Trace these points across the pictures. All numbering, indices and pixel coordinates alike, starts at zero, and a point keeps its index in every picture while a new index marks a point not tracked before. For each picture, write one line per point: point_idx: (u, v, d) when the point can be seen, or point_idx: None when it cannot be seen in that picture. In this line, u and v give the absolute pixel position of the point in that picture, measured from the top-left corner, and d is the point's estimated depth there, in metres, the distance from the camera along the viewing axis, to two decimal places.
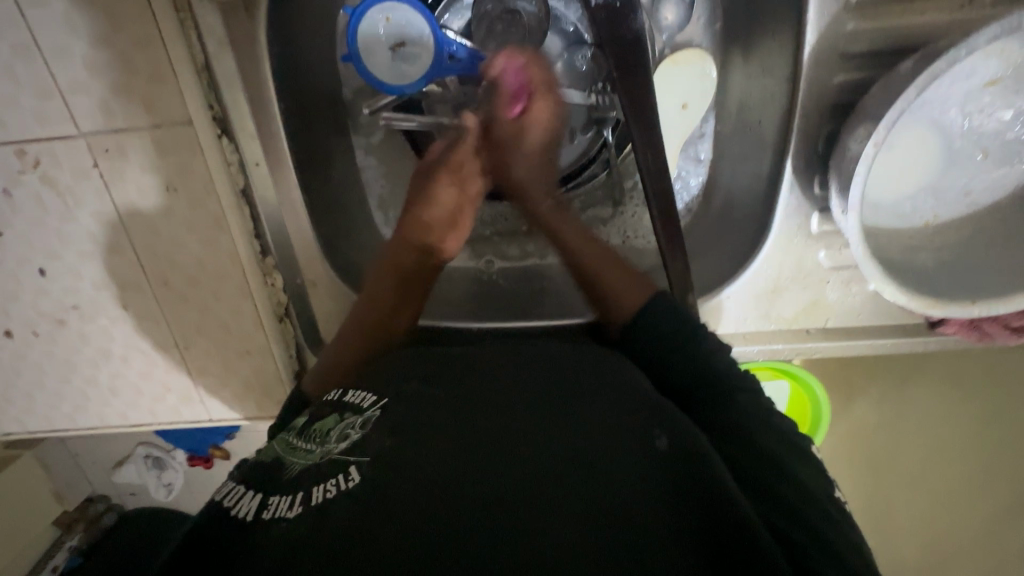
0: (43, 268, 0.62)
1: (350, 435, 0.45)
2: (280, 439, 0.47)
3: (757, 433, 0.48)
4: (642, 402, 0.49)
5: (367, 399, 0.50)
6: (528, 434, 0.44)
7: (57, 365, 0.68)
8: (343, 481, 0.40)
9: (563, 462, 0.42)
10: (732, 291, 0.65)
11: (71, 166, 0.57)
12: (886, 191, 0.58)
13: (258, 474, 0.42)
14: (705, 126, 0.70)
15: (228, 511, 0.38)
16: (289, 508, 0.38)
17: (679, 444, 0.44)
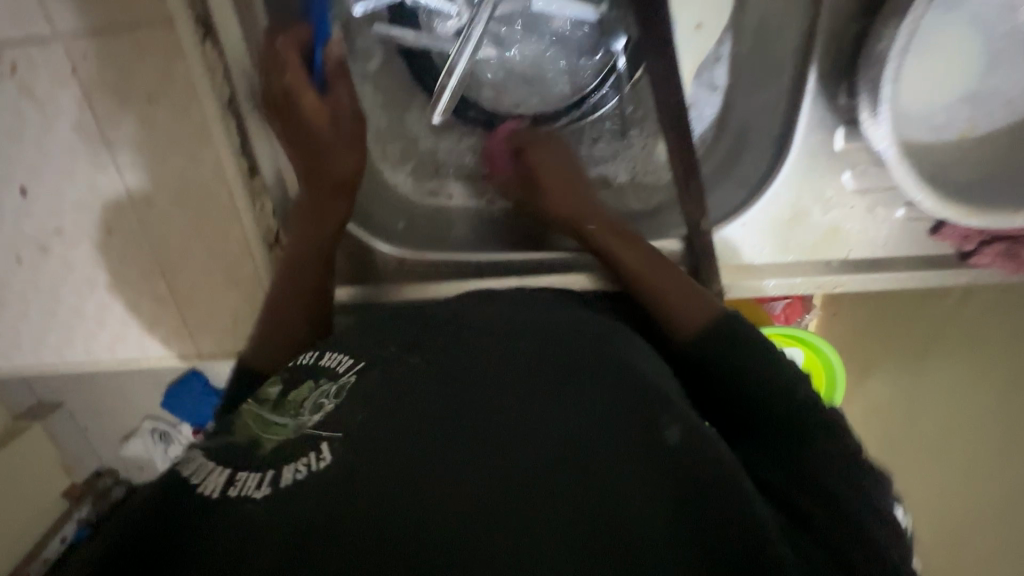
0: (24, 186, 0.59)
1: (323, 405, 0.42)
2: (249, 411, 0.44)
3: (780, 429, 0.45)
4: (647, 383, 0.41)
5: (343, 364, 0.46)
6: (512, 422, 0.37)
7: (43, 295, 0.66)
8: (315, 461, 0.36)
9: (559, 460, 0.35)
10: (748, 217, 0.61)
11: (48, 72, 0.54)
12: (920, 100, 0.53)
13: (229, 449, 0.39)
14: (721, 49, 0.65)
15: (193, 490, 0.36)
16: (256, 489, 0.35)
17: (691, 439, 0.37)
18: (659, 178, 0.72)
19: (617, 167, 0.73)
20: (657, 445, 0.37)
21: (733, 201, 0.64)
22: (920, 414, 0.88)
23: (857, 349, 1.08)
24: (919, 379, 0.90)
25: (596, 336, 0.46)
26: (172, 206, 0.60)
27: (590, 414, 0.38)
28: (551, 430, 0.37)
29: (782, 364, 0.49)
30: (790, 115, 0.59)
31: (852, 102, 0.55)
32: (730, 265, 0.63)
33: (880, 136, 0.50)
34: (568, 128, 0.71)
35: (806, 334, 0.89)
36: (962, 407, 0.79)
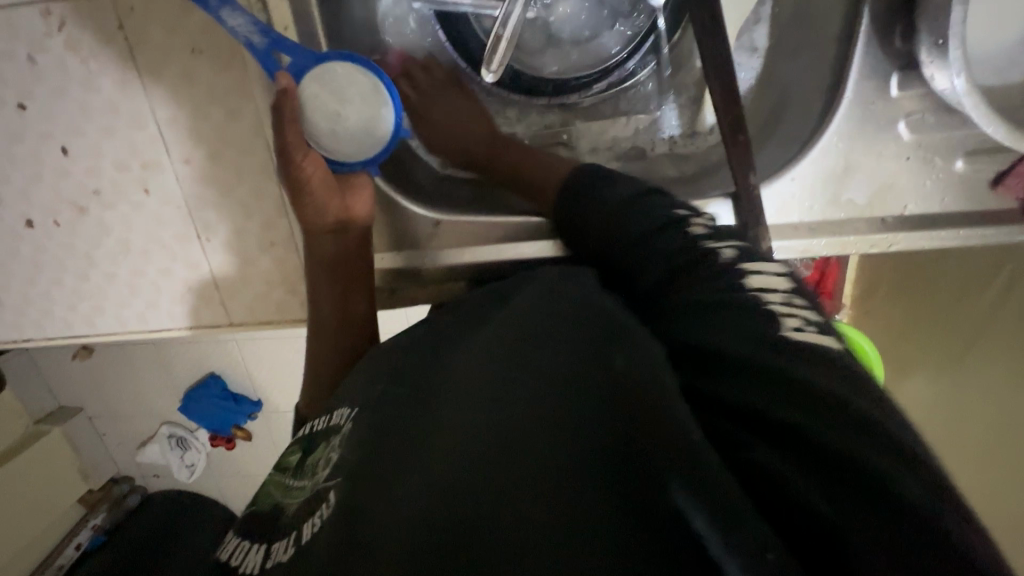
0: (65, 146, 0.60)
1: (330, 458, 0.37)
2: (278, 483, 0.41)
3: (749, 345, 0.34)
4: (598, 327, 0.35)
5: (345, 416, 0.41)
6: (469, 399, 0.33)
7: (77, 260, 0.66)
8: (326, 510, 0.32)
9: (489, 470, 0.28)
10: (797, 172, 0.59)
11: (95, 26, 0.55)
12: (983, 43, 0.51)
13: (260, 528, 0.37)
14: (762, 9, 0.65)
15: (237, 573, 0.35)
16: (284, 552, 0.32)
17: (634, 375, 0.30)
18: (697, 144, 0.70)
19: (654, 137, 0.70)
20: (601, 401, 0.30)
21: (780, 160, 0.62)
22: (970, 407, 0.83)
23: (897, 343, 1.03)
24: (965, 372, 0.85)
25: (539, 295, 0.40)
26: (209, 164, 0.60)
27: (532, 379, 0.32)
28: (489, 400, 0.32)
29: (765, 291, 0.39)
30: (839, 64, 0.57)
31: (906, 45, 0.54)
32: (777, 223, 0.61)
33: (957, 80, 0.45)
34: (605, 94, 0.71)
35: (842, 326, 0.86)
36: (997, 398, 0.77)
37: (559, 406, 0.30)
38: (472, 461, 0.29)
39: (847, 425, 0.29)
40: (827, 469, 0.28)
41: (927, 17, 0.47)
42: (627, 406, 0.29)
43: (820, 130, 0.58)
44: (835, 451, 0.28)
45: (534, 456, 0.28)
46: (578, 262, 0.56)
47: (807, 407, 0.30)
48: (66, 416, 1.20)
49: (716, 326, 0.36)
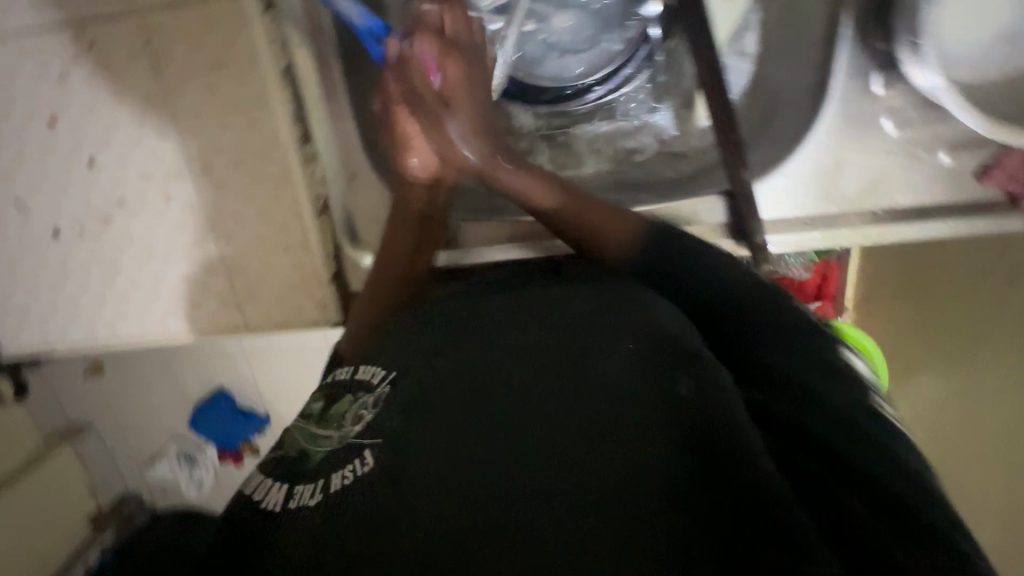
0: (93, 157, 0.63)
1: (363, 416, 0.46)
2: (297, 427, 0.48)
3: (776, 362, 0.44)
4: (642, 368, 0.46)
5: (376, 375, 0.50)
6: (551, 412, 0.44)
7: (101, 267, 0.69)
8: (360, 466, 0.42)
9: (552, 461, 0.41)
10: (789, 168, 0.62)
11: (124, 45, 0.58)
12: (960, 43, 0.53)
13: (288, 464, 0.44)
14: (750, 16, 0.66)
15: (258, 505, 0.42)
16: (311, 499, 0.41)
17: (700, 395, 0.43)
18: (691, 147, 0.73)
19: (646, 138, 0.74)
20: (666, 401, 0.43)
21: (773, 157, 0.64)
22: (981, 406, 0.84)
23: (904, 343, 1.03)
24: (973, 375, 0.86)
25: (608, 315, 0.51)
26: (228, 171, 0.63)
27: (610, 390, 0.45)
28: (581, 408, 0.44)
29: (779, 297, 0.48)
30: (825, 65, 0.60)
31: (888, 46, 0.57)
32: (772, 218, 0.63)
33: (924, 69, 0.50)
34: (601, 102, 0.74)
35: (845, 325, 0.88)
36: (1015, 401, 0.77)
37: (637, 414, 0.43)
38: (572, 444, 0.42)
39: (846, 440, 0.38)
40: (822, 461, 0.38)
41: (905, 18, 0.50)
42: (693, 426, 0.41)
43: (809, 128, 0.61)
44: (830, 456, 0.37)
45: (610, 446, 0.41)
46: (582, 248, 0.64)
47: (821, 421, 0.39)
48: (77, 432, 1.22)
49: (755, 346, 0.46)
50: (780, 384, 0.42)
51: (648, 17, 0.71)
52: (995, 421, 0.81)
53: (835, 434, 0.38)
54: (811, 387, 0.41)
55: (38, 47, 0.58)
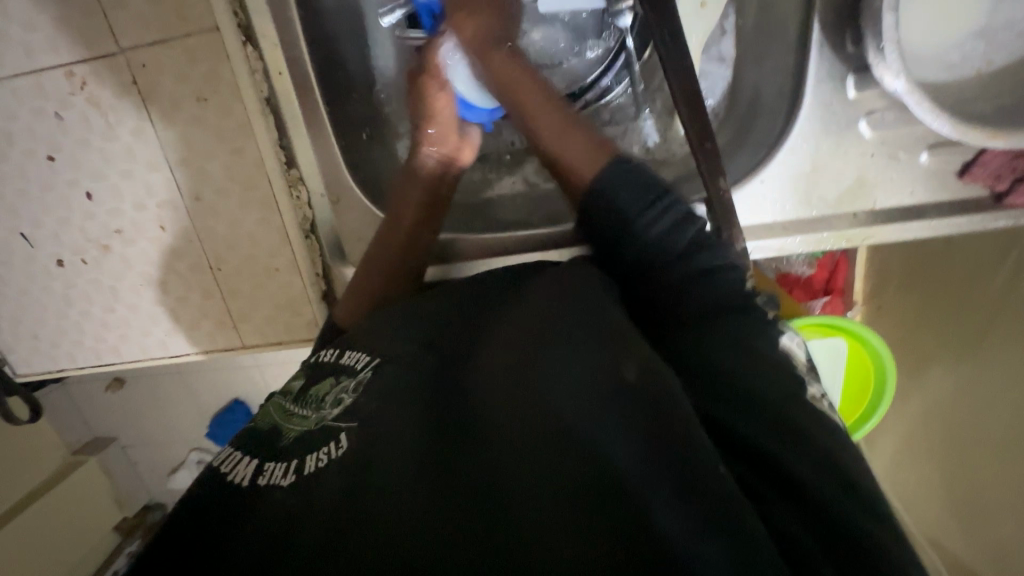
0: (90, 190, 0.66)
1: (343, 400, 0.45)
2: (276, 405, 0.48)
3: (728, 363, 0.41)
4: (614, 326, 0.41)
5: (360, 360, 0.49)
6: (511, 393, 0.39)
7: (104, 294, 0.72)
8: (332, 450, 0.40)
9: (514, 435, 0.36)
10: (768, 174, 0.61)
11: (112, 82, 0.61)
12: (923, 42, 0.54)
13: (258, 441, 0.44)
14: (727, 22, 0.67)
15: (225, 477, 0.40)
16: (283, 477, 0.40)
17: (648, 380, 0.36)
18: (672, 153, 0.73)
19: (630, 145, 0.74)
20: (621, 392, 0.35)
21: (752, 163, 0.64)
22: (990, 408, 0.82)
23: (909, 338, 1.02)
24: (981, 372, 0.84)
25: (576, 297, 0.44)
26: (216, 199, 0.66)
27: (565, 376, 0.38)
28: (536, 395, 0.37)
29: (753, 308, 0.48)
30: (798, 71, 0.60)
31: (858, 49, 0.57)
32: (751, 224, 0.63)
33: (890, 69, 0.49)
34: (583, 112, 0.74)
35: (852, 321, 0.85)
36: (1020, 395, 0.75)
37: (594, 402, 0.36)
38: (521, 427, 0.36)
39: (814, 474, 0.35)
40: (785, 495, 0.34)
41: (872, 23, 0.50)
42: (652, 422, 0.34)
43: (785, 134, 0.61)
44: (789, 478, 0.35)
45: (567, 436, 0.34)
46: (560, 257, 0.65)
47: (779, 442, 0.36)
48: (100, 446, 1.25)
49: (709, 342, 0.43)
50: (741, 402, 0.38)
51: (622, 25, 0.69)
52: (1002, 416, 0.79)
53: (784, 450, 0.36)
54: (763, 397, 0.39)
55: (31, 88, 0.61)
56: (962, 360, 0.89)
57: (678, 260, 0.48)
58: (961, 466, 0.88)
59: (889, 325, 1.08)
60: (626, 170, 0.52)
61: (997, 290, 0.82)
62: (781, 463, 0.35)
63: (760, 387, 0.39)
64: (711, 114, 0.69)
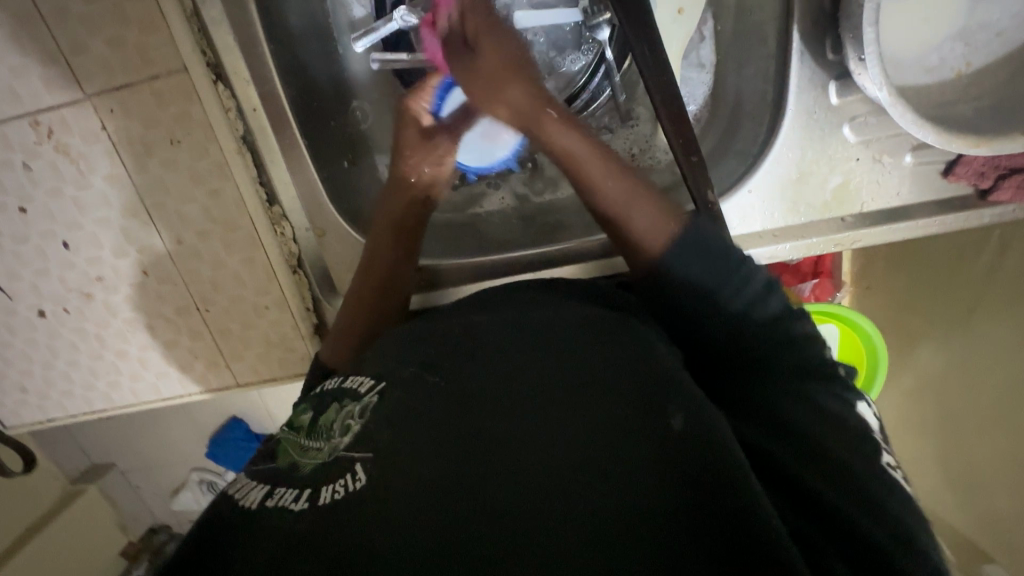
0: (66, 240, 0.64)
1: (350, 427, 0.43)
2: (287, 439, 0.45)
3: (780, 403, 0.43)
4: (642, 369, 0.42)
5: (365, 383, 0.47)
6: (555, 434, 0.38)
7: (88, 341, 0.70)
8: (351, 481, 0.37)
9: (540, 463, 0.36)
10: (755, 183, 0.61)
11: (80, 130, 0.59)
12: (903, 47, 0.54)
13: (270, 473, 0.41)
14: (704, 28, 0.67)
15: (237, 503, 0.38)
16: (294, 502, 0.37)
17: (699, 429, 0.37)
18: (660, 160, 0.71)
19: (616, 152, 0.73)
20: (664, 433, 0.37)
21: (737, 172, 0.63)
22: (980, 389, 0.84)
23: (895, 321, 1.03)
24: (969, 341, 0.86)
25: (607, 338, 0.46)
26: (198, 240, 0.64)
27: (622, 422, 0.38)
28: (575, 437, 0.37)
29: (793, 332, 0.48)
30: (779, 79, 0.60)
31: (838, 56, 0.57)
32: (741, 233, 0.62)
33: (872, 80, 0.49)
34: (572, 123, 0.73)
35: (846, 310, 0.85)
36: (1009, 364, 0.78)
37: (637, 444, 0.37)
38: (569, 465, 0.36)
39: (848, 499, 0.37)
40: (806, 513, 0.36)
41: (850, 35, 0.50)
42: (694, 464, 0.35)
43: (769, 143, 0.61)
44: (813, 496, 0.37)
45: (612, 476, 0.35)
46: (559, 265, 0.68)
47: (815, 468, 0.39)
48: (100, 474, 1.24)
49: (778, 399, 0.43)
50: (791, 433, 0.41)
51: (603, 38, 0.69)
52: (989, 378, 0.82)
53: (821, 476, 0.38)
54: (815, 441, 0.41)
55: None
56: (952, 342, 0.89)
57: (733, 315, 0.48)
58: (955, 442, 0.89)
59: (877, 308, 1.08)
60: (693, 237, 0.51)
61: (982, 272, 0.83)
62: (812, 490, 0.37)
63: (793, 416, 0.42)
64: (693, 120, 0.69)
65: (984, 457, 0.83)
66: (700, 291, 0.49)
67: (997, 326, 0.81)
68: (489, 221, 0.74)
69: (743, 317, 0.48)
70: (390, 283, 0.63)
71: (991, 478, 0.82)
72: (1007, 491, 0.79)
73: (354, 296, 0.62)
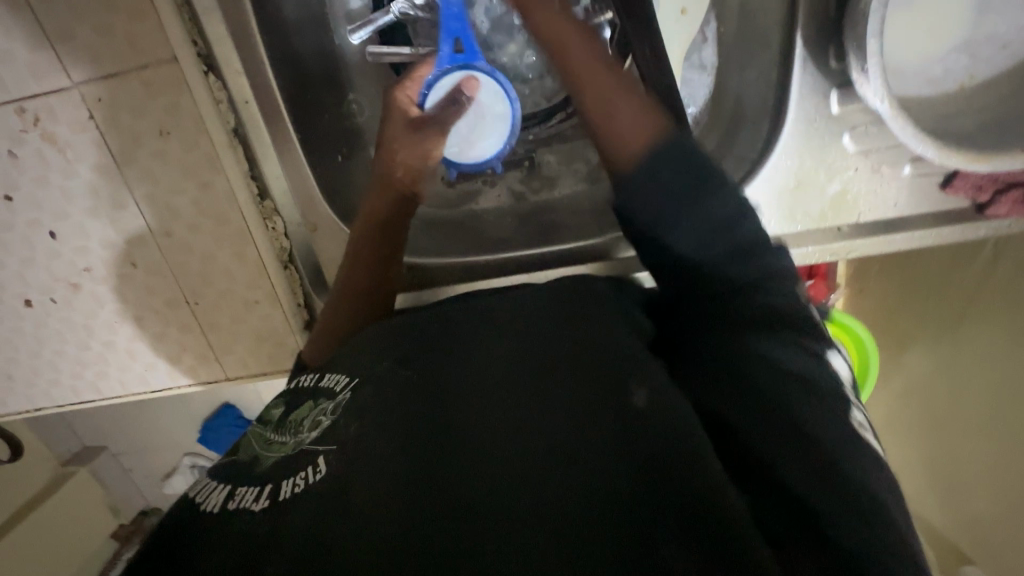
0: (53, 230, 0.63)
1: (321, 422, 0.42)
2: (254, 433, 0.44)
3: (759, 376, 0.41)
4: (611, 353, 0.42)
5: (341, 382, 0.46)
6: (519, 422, 0.38)
7: (76, 331, 0.69)
8: (312, 474, 0.37)
9: (500, 451, 0.37)
10: (752, 189, 0.61)
11: (67, 118, 0.57)
12: (906, 58, 0.53)
13: (233, 467, 0.40)
14: (708, 29, 0.65)
15: (196, 507, 0.37)
16: (255, 502, 0.36)
17: (658, 406, 0.37)
18: None
19: None
20: (625, 412, 0.37)
21: (735, 176, 0.63)
22: (964, 394, 0.84)
23: (886, 325, 1.03)
24: (957, 349, 0.86)
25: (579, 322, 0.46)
26: (188, 233, 0.63)
27: (578, 403, 0.39)
28: (537, 422, 0.38)
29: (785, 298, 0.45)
30: (781, 86, 0.59)
31: (841, 64, 0.56)
32: None
33: (873, 92, 0.48)
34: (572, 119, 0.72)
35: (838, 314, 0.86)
36: (992, 374, 0.79)
37: (594, 430, 0.37)
38: (529, 446, 0.36)
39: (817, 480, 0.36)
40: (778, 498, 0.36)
41: (854, 45, 0.49)
42: (653, 449, 0.35)
43: (769, 149, 0.60)
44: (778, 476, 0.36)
45: (564, 461, 0.35)
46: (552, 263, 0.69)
47: (777, 438, 0.38)
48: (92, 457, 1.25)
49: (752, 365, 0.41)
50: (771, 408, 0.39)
51: (605, 38, 0.68)
52: (977, 389, 0.82)
53: (791, 454, 0.37)
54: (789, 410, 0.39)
55: None
56: (939, 348, 0.90)
57: (712, 280, 0.45)
58: (939, 449, 0.90)
59: (869, 312, 1.09)
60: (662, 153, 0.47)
61: (970, 280, 0.83)
62: (774, 470, 0.37)
63: (771, 384, 0.40)
64: (693, 123, 0.67)
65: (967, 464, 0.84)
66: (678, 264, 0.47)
67: (986, 338, 0.80)
68: (485, 219, 0.74)
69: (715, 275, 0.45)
70: (380, 263, 0.62)
71: (971, 484, 0.84)
72: (988, 499, 0.80)
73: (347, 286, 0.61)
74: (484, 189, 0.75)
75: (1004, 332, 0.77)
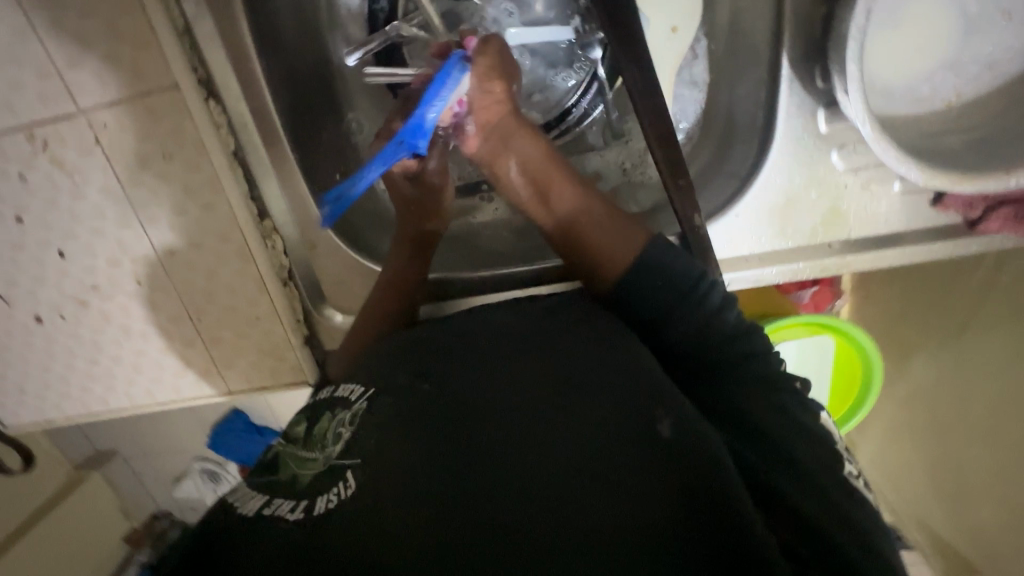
0: (62, 249, 0.65)
1: (343, 434, 0.43)
2: (281, 450, 0.45)
3: (762, 416, 0.42)
4: (635, 372, 0.42)
5: (356, 391, 0.47)
6: (547, 433, 0.38)
7: (84, 346, 0.71)
8: (343, 489, 0.38)
9: (537, 467, 0.36)
10: (741, 207, 0.61)
11: (76, 142, 0.59)
12: (894, 78, 0.54)
13: (268, 483, 0.41)
14: (698, 46, 0.65)
15: (233, 511, 0.38)
16: (290, 513, 0.37)
17: (686, 434, 0.37)
18: (650, 177, 0.71)
19: (608, 166, 0.73)
20: (652, 439, 0.37)
21: (726, 195, 0.63)
22: (971, 400, 0.83)
23: (889, 335, 1.03)
24: (967, 355, 0.84)
25: (596, 342, 0.46)
26: (191, 252, 0.65)
27: (606, 423, 0.38)
28: (566, 438, 0.37)
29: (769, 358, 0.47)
30: (769, 105, 0.60)
31: (828, 85, 0.57)
32: (729, 256, 0.62)
33: (855, 113, 0.48)
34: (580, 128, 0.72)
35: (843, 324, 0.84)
36: (1005, 380, 0.77)
37: (626, 451, 0.36)
38: (563, 470, 0.35)
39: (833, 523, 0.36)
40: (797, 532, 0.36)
41: (836, 66, 0.50)
42: (690, 481, 0.35)
43: (758, 167, 0.61)
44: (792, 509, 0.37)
45: (597, 483, 0.35)
46: (548, 277, 0.71)
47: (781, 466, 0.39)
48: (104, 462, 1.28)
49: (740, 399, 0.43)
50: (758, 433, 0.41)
51: (595, 57, 0.68)
52: (995, 397, 0.78)
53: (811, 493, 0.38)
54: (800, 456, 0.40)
55: None
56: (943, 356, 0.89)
57: (720, 335, 0.47)
58: (948, 460, 0.88)
59: (872, 322, 1.08)
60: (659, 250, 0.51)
61: (976, 286, 0.83)
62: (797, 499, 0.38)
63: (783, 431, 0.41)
64: (683, 139, 0.67)
65: (981, 478, 0.81)
66: (670, 303, 0.49)
67: (1004, 346, 0.77)
68: (482, 235, 0.75)
69: (716, 325, 0.47)
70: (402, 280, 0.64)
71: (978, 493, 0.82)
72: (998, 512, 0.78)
73: (370, 306, 0.63)
74: (481, 206, 0.76)
75: (1015, 337, 0.76)
